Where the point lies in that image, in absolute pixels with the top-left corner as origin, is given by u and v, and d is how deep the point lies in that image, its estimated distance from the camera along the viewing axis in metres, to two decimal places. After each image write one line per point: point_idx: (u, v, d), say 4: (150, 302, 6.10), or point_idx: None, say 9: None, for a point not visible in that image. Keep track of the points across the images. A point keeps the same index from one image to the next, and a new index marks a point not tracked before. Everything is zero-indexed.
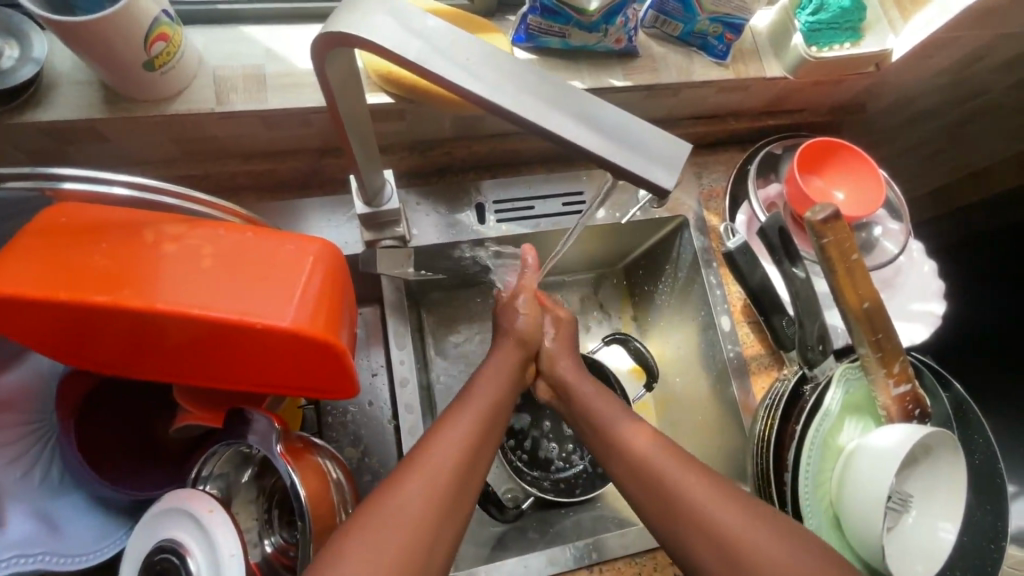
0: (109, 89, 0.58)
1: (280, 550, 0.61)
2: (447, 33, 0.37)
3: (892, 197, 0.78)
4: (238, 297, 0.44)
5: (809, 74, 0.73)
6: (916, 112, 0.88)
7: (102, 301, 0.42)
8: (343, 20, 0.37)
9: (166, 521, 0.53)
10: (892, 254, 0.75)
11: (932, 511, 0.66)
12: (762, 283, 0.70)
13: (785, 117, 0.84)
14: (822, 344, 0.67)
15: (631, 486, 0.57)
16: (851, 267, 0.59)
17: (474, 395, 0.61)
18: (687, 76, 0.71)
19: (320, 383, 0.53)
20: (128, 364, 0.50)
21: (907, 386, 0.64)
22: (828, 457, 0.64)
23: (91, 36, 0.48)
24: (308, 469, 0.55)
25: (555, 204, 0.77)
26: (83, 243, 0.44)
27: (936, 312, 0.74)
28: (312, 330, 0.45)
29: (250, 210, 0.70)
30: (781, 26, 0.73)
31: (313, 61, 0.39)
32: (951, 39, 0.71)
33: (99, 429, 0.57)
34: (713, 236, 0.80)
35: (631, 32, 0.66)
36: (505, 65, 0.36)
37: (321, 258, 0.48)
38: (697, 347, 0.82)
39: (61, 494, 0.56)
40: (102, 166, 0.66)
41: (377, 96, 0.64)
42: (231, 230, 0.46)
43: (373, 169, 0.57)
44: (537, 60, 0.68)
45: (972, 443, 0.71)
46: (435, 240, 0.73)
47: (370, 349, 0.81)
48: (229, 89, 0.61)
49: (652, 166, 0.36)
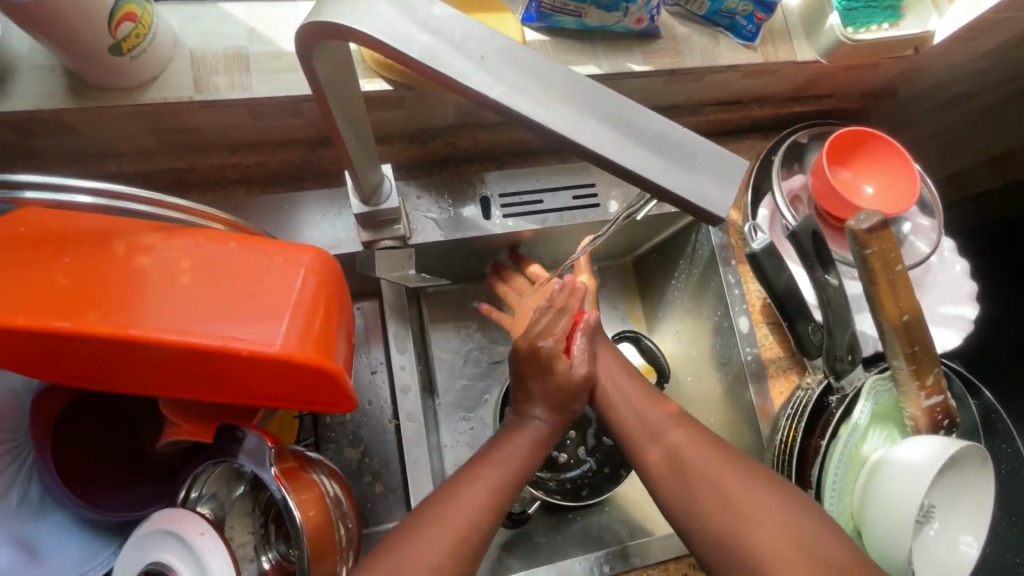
0: (74, 75, 0.52)
1: (278, 567, 0.56)
2: (457, 22, 0.32)
3: (926, 191, 0.73)
4: (222, 320, 0.40)
5: (843, 58, 0.67)
6: (949, 97, 0.83)
7: (66, 328, 0.38)
8: (333, 8, 0.32)
9: (150, 543, 0.48)
10: (925, 254, 0.70)
11: (955, 525, 0.62)
12: (788, 287, 0.66)
13: (813, 103, 0.78)
14: (851, 353, 0.63)
15: (664, 479, 0.55)
16: (894, 279, 0.55)
17: (443, 514, 0.50)
18: (711, 60, 0.65)
19: (315, 403, 0.48)
20: (105, 387, 0.45)
21: (938, 398, 0.61)
22: (850, 469, 0.60)
23: (48, 18, 0.42)
24: (305, 489, 0.52)
25: (565, 197, 0.72)
26: (49, 258, 0.40)
27: (967, 317, 0.70)
28: (303, 354, 0.41)
29: (235, 204, 0.64)
30: (815, 4, 0.66)
31: (298, 56, 0.34)
32: (1000, 20, 0.65)
33: (79, 443, 0.54)
34: (732, 232, 0.76)
35: (654, 11, 0.60)
36: (524, 63, 0.31)
37: (313, 270, 0.43)
38: (710, 346, 0.78)
39: (41, 515, 0.53)
40: (74, 157, 0.60)
41: (374, 83, 0.58)
42: (213, 241, 0.42)
43: (369, 165, 0.51)
44: (548, 42, 0.62)
45: (998, 452, 0.68)
46: (438, 238, 0.68)
47: (369, 346, 0.77)
48: (210, 73, 0.55)
49: (705, 187, 0.31)
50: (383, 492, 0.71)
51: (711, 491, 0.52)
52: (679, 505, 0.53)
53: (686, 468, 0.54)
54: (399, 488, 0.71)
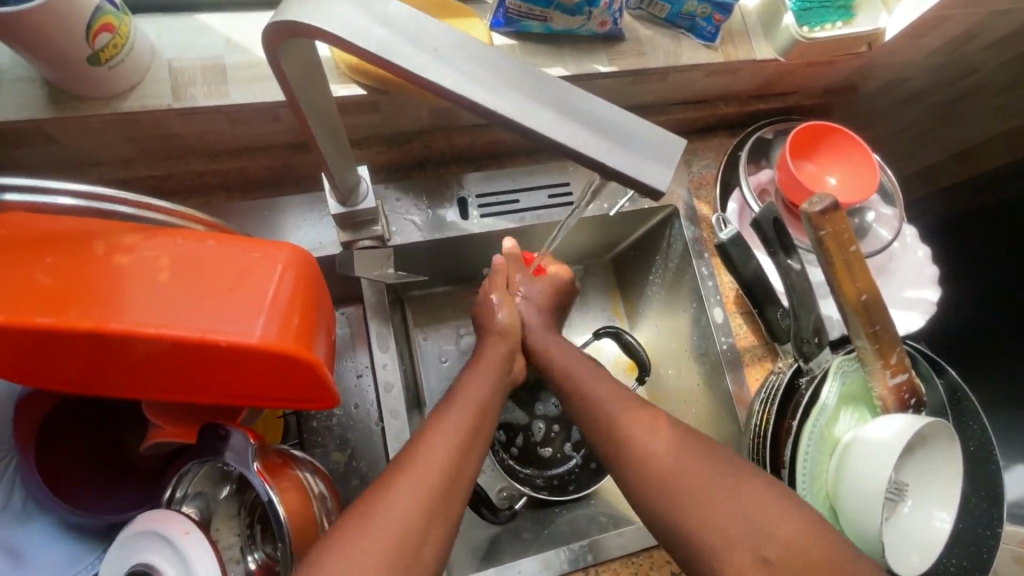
0: (54, 86, 0.54)
1: (264, 566, 0.56)
2: (413, 17, 0.34)
3: (886, 181, 0.76)
4: (202, 313, 0.41)
5: (800, 56, 0.70)
6: (907, 93, 0.86)
7: (48, 324, 0.39)
8: (295, 8, 0.33)
9: (134, 547, 0.49)
10: (887, 240, 0.73)
11: (928, 501, 0.64)
12: (756, 275, 0.70)
13: (775, 100, 0.82)
14: (818, 336, 0.65)
15: (644, 481, 0.53)
16: (849, 259, 0.57)
17: (418, 455, 0.50)
18: (674, 60, 0.67)
19: (296, 396, 0.49)
20: (87, 390, 0.47)
21: (903, 376, 0.63)
22: (824, 450, 0.62)
23: (29, 30, 0.44)
24: (289, 486, 0.52)
25: (540, 196, 0.74)
26: (27, 260, 0.41)
27: (930, 299, 0.73)
28: (281, 346, 0.42)
29: (216, 211, 0.66)
30: (771, 6, 0.70)
31: (267, 56, 0.36)
32: (947, 17, 0.68)
33: (62, 448, 0.55)
34: (704, 226, 0.78)
35: (616, 14, 0.63)
36: (476, 54, 0.33)
37: (290, 266, 0.45)
38: (688, 338, 0.80)
39: (26, 522, 0.53)
40: (57, 167, 0.62)
41: (348, 88, 0.60)
42: (189, 239, 0.43)
43: (345, 167, 0.53)
44: (517, 46, 0.64)
45: (966, 431, 0.69)
46: (418, 238, 0.70)
47: (354, 351, 0.78)
48: (187, 83, 0.57)
49: (648, 165, 0.33)
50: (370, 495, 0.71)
51: (690, 502, 0.50)
52: (660, 507, 0.52)
53: (655, 470, 0.53)
54: None
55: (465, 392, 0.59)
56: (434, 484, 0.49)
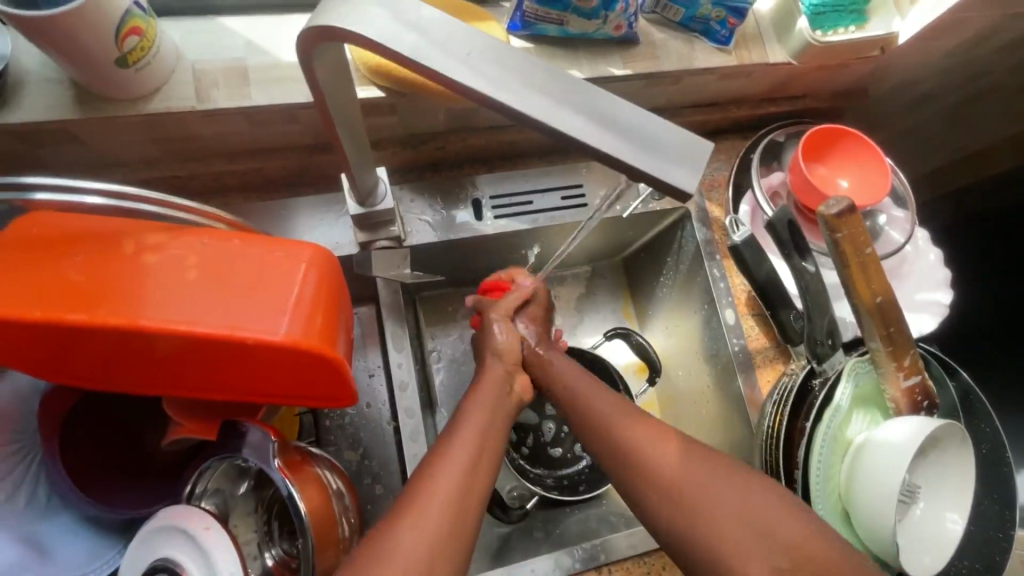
0: (80, 87, 0.55)
1: (281, 563, 0.57)
2: (444, 22, 0.34)
3: (898, 184, 0.77)
4: (229, 310, 0.42)
5: (813, 59, 0.71)
6: (919, 96, 0.86)
7: (80, 320, 0.40)
8: (329, 13, 0.34)
9: (157, 541, 0.49)
10: (899, 242, 0.73)
11: (940, 503, 0.64)
12: (769, 276, 0.70)
13: (786, 103, 0.82)
14: (831, 338, 0.66)
15: (646, 485, 0.54)
16: (864, 261, 0.58)
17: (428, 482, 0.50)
18: (688, 63, 0.68)
19: (317, 393, 0.50)
20: (113, 386, 0.48)
21: (916, 378, 0.63)
22: (837, 451, 0.62)
23: (61, 33, 0.45)
24: (308, 482, 0.52)
25: (553, 198, 0.75)
26: (60, 258, 0.42)
27: (942, 302, 0.73)
28: (306, 343, 0.43)
29: (235, 211, 0.67)
30: (784, 10, 0.70)
31: (299, 59, 0.36)
32: (960, 21, 0.69)
33: (84, 444, 0.56)
34: (716, 228, 0.79)
35: (632, 18, 0.63)
36: (506, 58, 0.34)
37: (313, 265, 0.45)
38: (699, 339, 0.80)
39: (49, 516, 0.54)
40: (80, 167, 0.63)
41: (367, 90, 0.61)
42: (216, 238, 0.44)
43: (365, 168, 0.54)
44: (533, 49, 0.65)
45: (979, 433, 0.70)
46: (432, 238, 0.70)
47: (366, 350, 0.78)
48: (210, 85, 0.58)
49: (673, 167, 0.34)
50: (383, 493, 0.72)
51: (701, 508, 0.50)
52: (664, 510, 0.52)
53: (662, 478, 0.53)
54: (398, 488, 0.72)
55: (471, 416, 0.58)
56: (438, 530, 0.47)
